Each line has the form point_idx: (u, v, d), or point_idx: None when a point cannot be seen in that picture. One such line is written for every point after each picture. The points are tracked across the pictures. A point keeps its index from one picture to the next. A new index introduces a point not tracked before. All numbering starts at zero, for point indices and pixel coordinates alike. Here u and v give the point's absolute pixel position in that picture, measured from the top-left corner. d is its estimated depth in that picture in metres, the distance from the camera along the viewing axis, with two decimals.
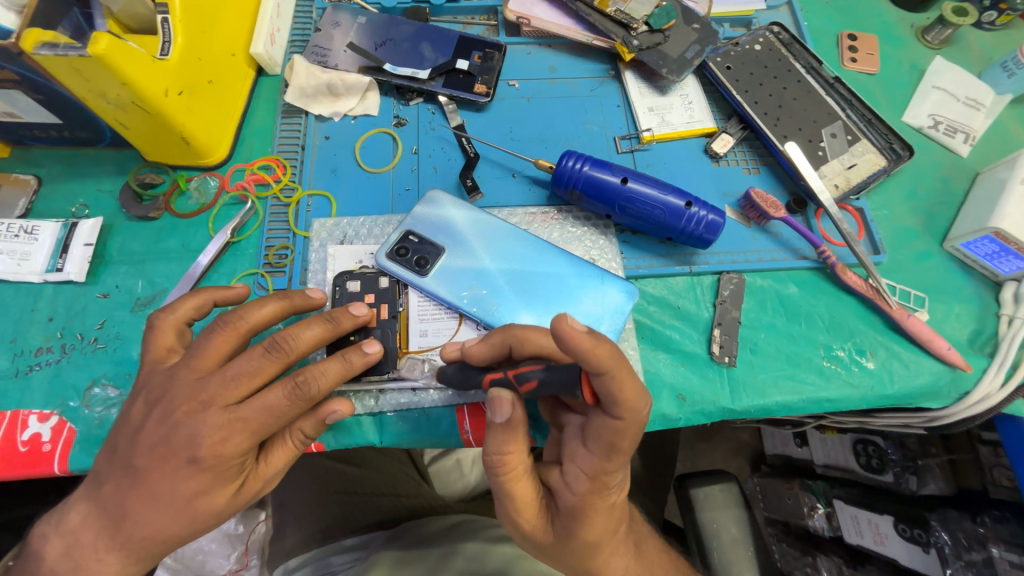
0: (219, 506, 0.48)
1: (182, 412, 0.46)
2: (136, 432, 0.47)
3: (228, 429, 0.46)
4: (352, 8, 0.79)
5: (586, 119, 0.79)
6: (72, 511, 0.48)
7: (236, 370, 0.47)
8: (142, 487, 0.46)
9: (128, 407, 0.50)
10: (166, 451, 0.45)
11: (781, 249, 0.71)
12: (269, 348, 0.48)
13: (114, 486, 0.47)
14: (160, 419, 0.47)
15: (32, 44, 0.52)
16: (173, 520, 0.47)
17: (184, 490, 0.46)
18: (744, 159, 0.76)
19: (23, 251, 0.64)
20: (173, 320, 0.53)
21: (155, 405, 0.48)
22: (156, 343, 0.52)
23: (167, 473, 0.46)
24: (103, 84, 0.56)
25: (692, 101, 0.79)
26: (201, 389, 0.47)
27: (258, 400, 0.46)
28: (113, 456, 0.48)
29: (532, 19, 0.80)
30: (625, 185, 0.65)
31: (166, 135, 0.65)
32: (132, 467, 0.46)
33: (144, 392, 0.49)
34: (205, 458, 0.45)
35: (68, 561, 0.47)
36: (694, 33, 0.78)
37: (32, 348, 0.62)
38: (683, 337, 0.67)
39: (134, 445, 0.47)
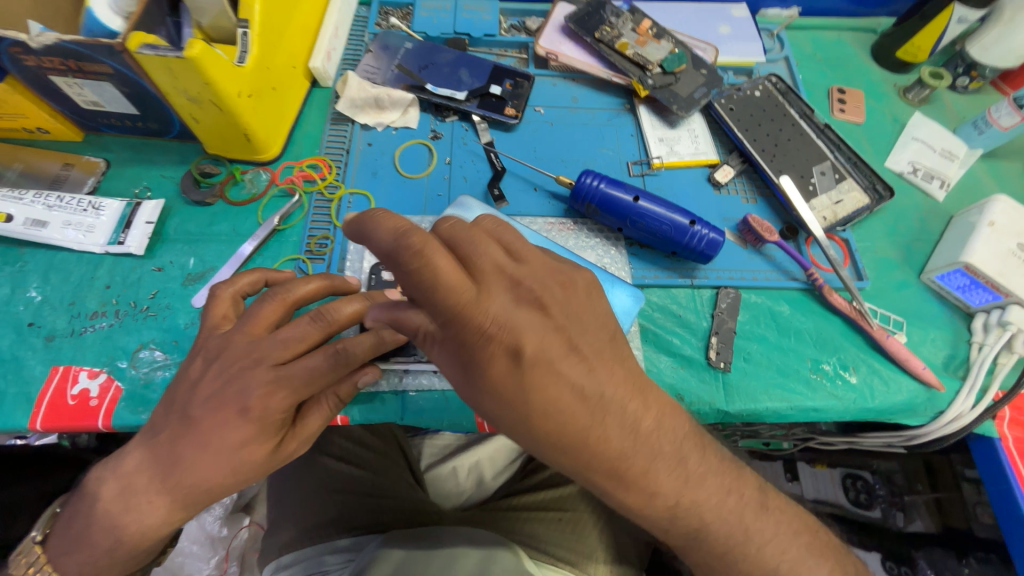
0: (259, 458, 0.52)
1: (236, 367, 0.52)
2: (194, 384, 0.53)
3: (272, 386, 0.50)
4: (401, 35, 0.90)
5: (603, 144, 0.87)
6: (129, 456, 0.52)
7: (286, 335, 0.52)
8: (194, 432, 0.50)
9: (186, 364, 0.55)
10: (220, 402, 0.50)
11: (774, 270, 0.78)
12: (315, 318, 0.53)
13: (168, 434, 0.51)
14: (218, 374, 0.52)
15: (136, 44, 0.60)
16: (218, 469, 0.50)
17: (231, 437, 0.50)
18: (743, 189, 0.85)
19: (89, 224, 0.70)
20: (230, 291, 0.60)
21: (213, 361, 0.54)
22: (213, 310, 0.59)
23: (219, 422, 0.50)
24: (189, 82, 0.64)
25: (698, 135, 0.87)
26: (256, 349, 0.52)
27: (302, 362, 0.50)
28: (170, 406, 0.53)
29: (560, 55, 0.90)
30: (636, 203, 0.73)
31: (232, 131, 0.73)
32: (188, 417, 0.51)
33: (203, 351, 0.55)
34: (255, 410, 0.50)
35: (122, 502, 0.50)
36: (701, 77, 0.88)
37: (88, 311, 0.67)
38: (683, 342, 0.73)
39: (192, 396, 0.52)
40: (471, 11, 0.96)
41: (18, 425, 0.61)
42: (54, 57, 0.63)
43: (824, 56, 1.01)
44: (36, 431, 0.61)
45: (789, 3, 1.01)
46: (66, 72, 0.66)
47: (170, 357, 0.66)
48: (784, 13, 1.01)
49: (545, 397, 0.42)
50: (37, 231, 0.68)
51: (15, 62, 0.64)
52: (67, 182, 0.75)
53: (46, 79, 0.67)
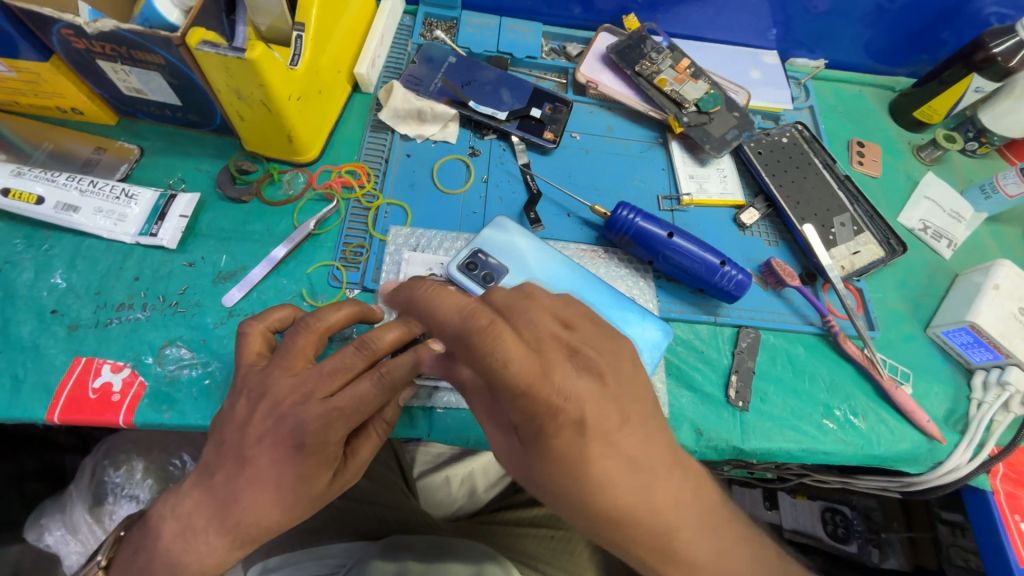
0: (316, 491, 0.55)
1: (287, 404, 0.53)
2: (243, 425, 0.54)
3: (326, 419, 0.51)
4: (445, 49, 0.90)
5: (635, 175, 0.90)
6: (186, 496, 0.54)
7: (332, 366, 0.53)
8: (251, 472, 0.53)
9: (231, 404, 0.56)
10: (275, 440, 0.52)
11: (792, 313, 0.81)
12: (359, 347, 0.54)
13: (224, 475, 0.53)
14: (268, 412, 0.54)
15: (195, 40, 0.60)
16: (277, 503, 0.53)
17: (288, 474, 0.53)
18: (766, 232, 0.88)
19: (121, 212, 0.69)
20: (260, 328, 0.61)
21: (259, 401, 0.55)
22: (248, 348, 0.59)
23: (274, 459, 0.52)
24: (243, 82, 0.64)
25: (727, 175, 0.90)
26: (305, 382, 0.53)
27: (350, 391, 0.51)
28: (221, 449, 0.55)
29: (599, 85, 0.92)
30: (670, 239, 0.75)
31: (275, 132, 0.72)
32: (242, 456, 0.53)
33: (245, 390, 0.56)
34: (312, 445, 0.52)
35: (182, 541, 0.53)
36: (734, 119, 0.91)
37: (115, 303, 0.66)
38: (704, 378, 0.75)
39: (244, 437, 0.54)
40: (514, 31, 0.97)
41: (34, 416, 0.59)
42: (106, 43, 0.62)
43: (845, 108, 1.06)
44: (53, 423, 0.59)
45: (818, 55, 1.07)
46: (115, 58, 0.64)
47: (197, 356, 0.65)
48: (812, 63, 1.06)
49: (607, 449, 0.43)
50: (67, 215, 0.67)
51: (64, 44, 0.63)
52: (99, 167, 0.74)
53: (92, 62, 0.66)
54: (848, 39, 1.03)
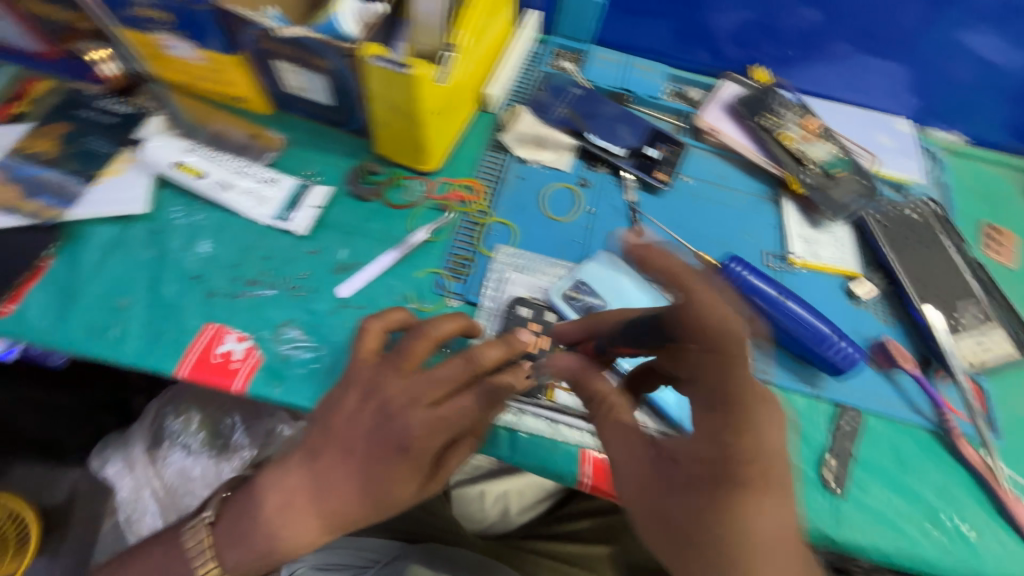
0: (406, 493, 0.57)
1: (396, 405, 0.56)
2: (352, 417, 0.57)
3: (432, 427, 0.55)
4: (569, 80, 0.93)
5: (745, 229, 0.87)
6: (291, 474, 0.58)
7: (439, 376, 0.56)
8: (354, 463, 0.56)
9: (340, 394, 0.59)
10: (382, 438, 0.55)
11: (904, 402, 0.75)
12: (470, 361, 0.56)
13: (328, 461, 0.57)
14: (375, 409, 0.57)
15: (370, 54, 0.65)
16: (371, 498, 0.56)
17: (386, 471, 0.55)
18: (880, 308, 0.82)
19: (264, 195, 0.75)
20: (379, 326, 0.63)
21: (370, 397, 0.58)
22: (364, 344, 0.62)
23: (376, 455, 0.55)
24: (399, 95, 0.68)
25: (843, 242, 0.86)
26: (416, 387, 0.56)
27: (453, 402, 0.55)
28: (327, 435, 0.58)
29: (719, 133, 0.92)
30: (783, 301, 0.72)
31: (411, 141, 0.77)
32: (348, 446, 0.56)
33: (357, 384, 0.59)
34: (414, 448, 0.55)
35: (283, 516, 0.56)
36: (859, 186, 0.87)
37: (246, 278, 0.71)
38: (799, 454, 0.70)
39: (352, 428, 0.57)
40: (639, 71, 0.99)
41: (165, 370, 0.65)
42: (292, 47, 0.69)
43: (981, 188, 0.98)
44: (179, 378, 0.65)
45: (954, 129, 1.01)
46: (292, 60, 0.71)
47: (309, 340, 0.68)
48: (946, 137, 1.01)
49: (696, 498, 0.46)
50: (221, 191, 0.74)
51: (252, 43, 0.70)
52: (251, 152, 0.80)
53: (271, 61, 0.73)
54: (995, 117, 0.97)
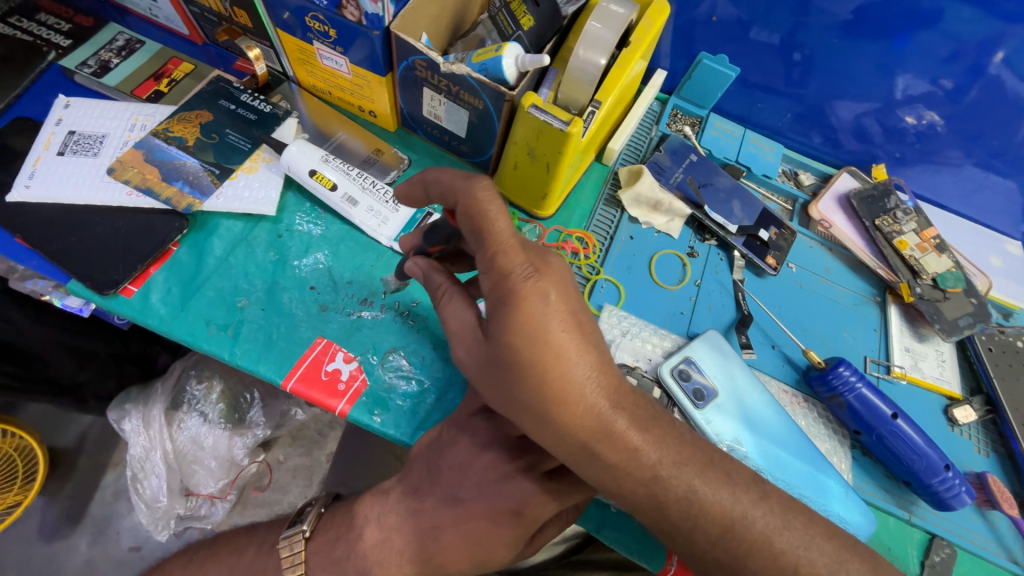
0: (505, 556, 0.56)
1: (513, 466, 0.54)
2: (464, 468, 0.56)
3: (544, 497, 0.53)
4: (688, 145, 0.93)
5: (845, 327, 0.86)
6: (391, 513, 0.60)
7: None
8: (461, 517, 0.55)
9: (451, 439, 0.59)
10: (496, 498, 0.54)
11: (995, 542, 0.73)
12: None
13: (433, 505, 0.57)
14: (490, 465, 0.55)
15: (528, 102, 0.66)
16: (470, 555, 0.55)
17: (491, 532, 0.54)
18: (977, 436, 0.80)
19: (385, 216, 0.75)
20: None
21: (482, 451, 0.56)
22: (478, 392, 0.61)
23: (486, 515, 0.54)
24: (545, 144, 0.69)
25: (945, 359, 0.84)
26: (531, 451, 0.55)
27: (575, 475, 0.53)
28: (435, 480, 0.57)
29: (832, 226, 0.90)
30: (894, 420, 0.70)
31: (537, 187, 0.77)
32: (457, 498, 0.56)
33: (469, 434, 0.58)
34: (527, 515, 0.53)
35: (381, 552, 0.58)
36: (970, 305, 0.85)
37: (359, 297, 0.71)
38: None
39: (462, 480, 0.56)
40: (756, 146, 0.98)
41: (272, 379, 0.65)
42: (446, 80, 0.69)
43: None
44: (284, 390, 0.64)
45: None
46: (440, 91, 0.72)
47: (413, 372, 0.67)
48: None
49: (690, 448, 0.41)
50: (346, 206, 0.74)
51: (408, 69, 0.71)
52: (375, 165, 0.82)
53: (419, 88, 0.74)
54: None
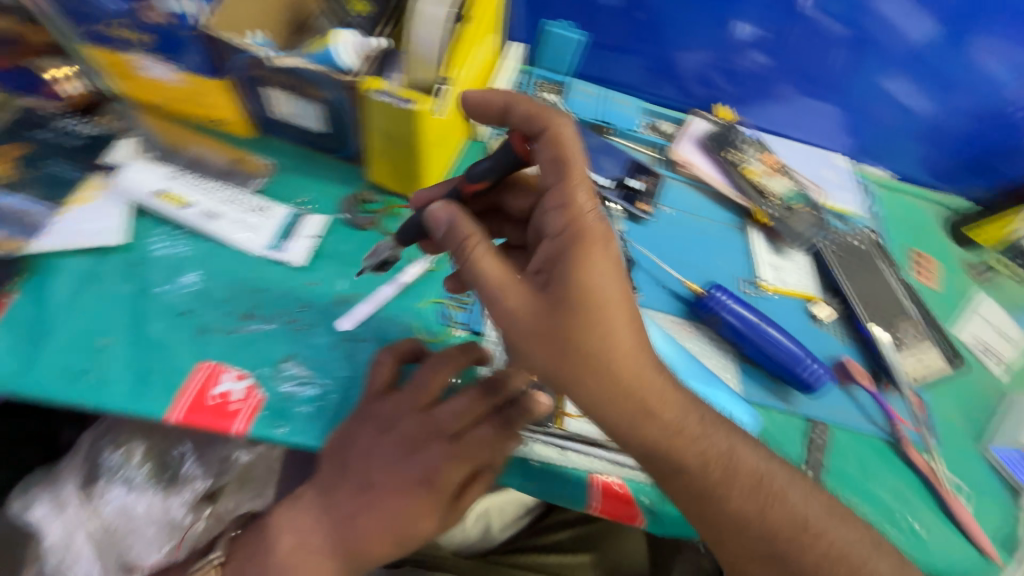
0: (424, 527, 0.58)
1: (418, 439, 0.59)
2: (367, 453, 0.59)
3: (448, 460, 0.57)
4: (555, 112, 0.98)
5: (718, 256, 0.95)
6: (302, 516, 0.60)
7: (456, 407, 0.58)
8: (371, 499, 0.57)
9: (354, 430, 0.60)
10: (401, 471, 0.57)
11: (863, 414, 0.83)
12: (483, 390, 0.58)
13: (345, 496, 0.58)
14: (398, 442, 0.59)
15: (370, 88, 0.67)
16: (387, 535, 0.57)
17: (405, 504, 0.57)
18: (840, 331, 0.91)
19: (255, 225, 0.72)
20: (391, 362, 0.64)
21: (387, 432, 0.59)
22: (377, 379, 0.63)
23: (397, 490, 0.57)
24: (402, 127, 0.70)
25: (802, 267, 0.96)
26: (434, 418, 0.59)
27: (472, 433, 0.58)
28: (344, 472, 0.59)
29: (692, 166, 1.00)
30: (758, 325, 0.80)
31: (406, 172, 0.77)
32: (368, 482, 0.58)
33: (373, 419, 0.60)
34: (435, 480, 0.57)
35: (297, 555, 0.58)
36: (812, 216, 0.98)
37: (240, 312, 0.68)
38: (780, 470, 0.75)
39: (369, 465, 0.58)
40: (616, 105, 1.06)
41: (154, 415, 0.61)
42: (281, 76, 0.68)
43: (908, 218, 1.13)
44: (169, 424, 0.61)
45: (882, 165, 1.15)
46: (285, 89, 0.70)
47: (312, 376, 0.66)
48: (878, 172, 1.15)
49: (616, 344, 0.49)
50: (208, 222, 0.70)
51: (244, 70, 0.69)
52: (236, 175, 0.77)
53: (263, 89, 0.72)
54: (912, 155, 1.12)
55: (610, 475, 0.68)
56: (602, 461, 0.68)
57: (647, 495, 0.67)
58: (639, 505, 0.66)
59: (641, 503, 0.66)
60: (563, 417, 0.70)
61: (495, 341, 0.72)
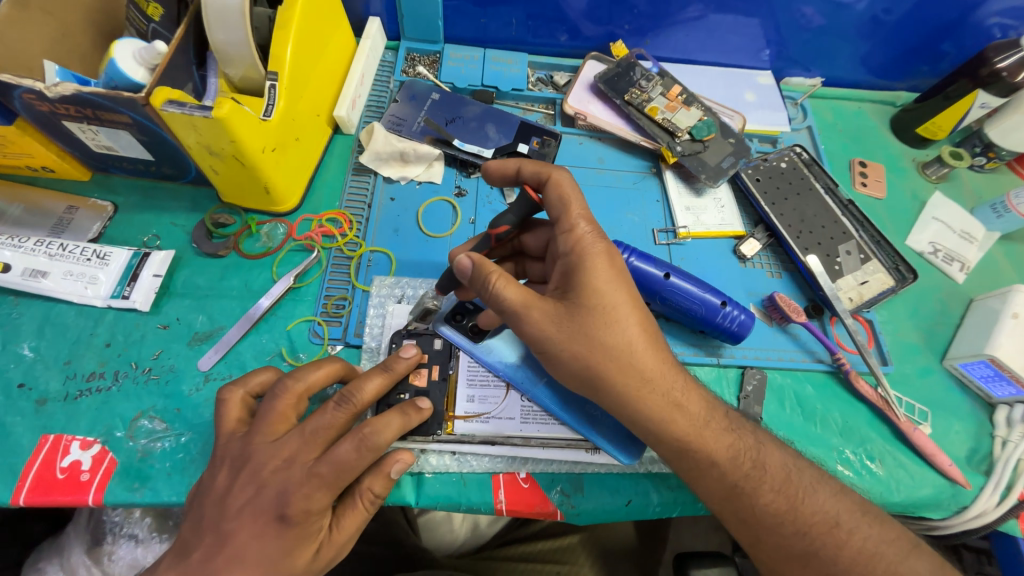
0: (299, 569, 0.48)
1: (268, 471, 0.48)
2: (222, 498, 0.49)
3: (308, 485, 0.46)
4: (427, 85, 0.88)
5: (628, 209, 0.86)
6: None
7: (314, 425, 0.48)
8: (228, 550, 0.46)
9: (210, 475, 0.51)
10: (255, 511, 0.47)
11: (799, 350, 0.77)
12: (340, 402, 0.49)
13: (201, 553, 0.47)
14: (248, 482, 0.48)
15: (160, 100, 0.57)
16: None
17: (265, 552, 0.47)
18: (768, 263, 0.84)
19: (91, 275, 0.66)
20: (240, 393, 0.55)
21: (239, 470, 0.49)
22: (227, 415, 0.53)
23: (255, 534, 0.47)
24: (212, 138, 0.60)
25: (724, 205, 0.87)
26: (287, 444, 0.48)
27: (330, 456, 0.46)
28: (200, 524, 0.49)
29: (588, 116, 0.89)
30: (667, 279, 0.71)
31: (251, 184, 0.69)
32: (219, 532, 0.47)
33: (228, 459, 0.50)
34: (294, 515, 0.46)
35: None
36: (730, 146, 0.88)
37: (85, 373, 0.63)
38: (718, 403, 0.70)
39: (221, 511, 0.48)
40: (499, 63, 0.95)
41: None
42: (70, 106, 0.59)
43: (845, 127, 1.03)
44: (18, 506, 0.56)
45: (814, 72, 1.04)
46: (81, 119, 0.62)
47: (170, 428, 0.61)
48: (808, 82, 1.04)
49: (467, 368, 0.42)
50: (36, 281, 0.64)
51: (27, 107, 0.61)
52: (71, 226, 0.72)
53: (59, 123, 0.64)
54: (845, 55, 1.00)
55: (512, 469, 0.64)
56: (501, 460, 0.64)
57: (559, 486, 0.64)
58: (552, 498, 0.64)
59: (554, 498, 0.64)
60: (453, 421, 0.64)
61: (374, 350, 0.68)
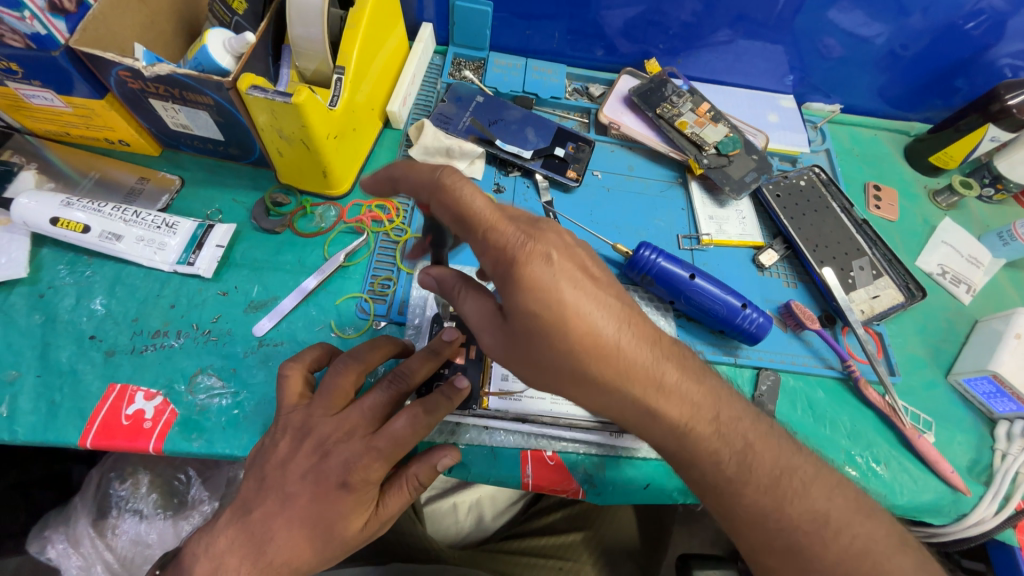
0: (351, 534, 0.53)
1: (332, 441, 0.53)
2: (285, 463, 0.54)
3: (367, 457, 0.51)
4: (472, 88, 0.94)
5: (655, 215, 0.91)
6: (221, 535, 0.53)
7: (372, 403, 0.54)
8: (292, 509, 0.52)
9: (272, 442, 0.56)
10: (321, 476, 0.52)
11: (812, 357, 0.82)
12: (393, 381, 0.55)
13: (262, 512, 0.52)
14: (312, 451, 0.53)
15: (246, 85, 0.63)
16: (308, 542, 0.52)
17: (329, 513, 0.51)
18: (785, 274, 0.89)
19: (161, 241, 0.71)
20: (300, 369, 0.59)
21: (303, 439, 0.54)
22: (288, 390, 0.58)
23: (318, 496, 0.51)
24: (285, 121, 0.66)
25: (746, 217, 0.92)
26: (351, 417, 0.53)
27: (387, 430, 0.51)
28: (263, 485, 0.54)
29: (621, 126, 0.95)
30: (692, 280, 0.76)
31: (311, 168, 0.75)
32: (286, 492, 0.52)
33: (289, 429, 0.55)
34: (354, 482, 0.51)
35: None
36: (752, 162, 0.93)
37: (150, 330, 0.68)
38: (738, 397, 0.77)
39: (286, 474, 0.53)
40: (540, 73, 1.01)
41: (68, 444, 0.60)
42: (161, 85, 0.65)
43: (861, 152, 1.09)
44: (85, 449, 0.60)
45: (833, 99, 1.10)
46: (166, 98, 0.68)
47: (227, 386, 0.66)
48: (827, 108, 1.10)
49: (563, 308, 0.43)
50: (112, 243, 0.69)
51: (120, 84, 0.67)
52: (141, 196, 0.77)
53: (145, 100, 0.70)
54: (864, 85, 1.05)
55: (541, 447, 0.69)
56: (529, 437, 0.69)
57: (584, 466, 0.69)
58: (575, 477, 0.68)
59: (579, 477, 0.68)
60: (488, 397, 0.68)
61: (416, 328, 0.72)
